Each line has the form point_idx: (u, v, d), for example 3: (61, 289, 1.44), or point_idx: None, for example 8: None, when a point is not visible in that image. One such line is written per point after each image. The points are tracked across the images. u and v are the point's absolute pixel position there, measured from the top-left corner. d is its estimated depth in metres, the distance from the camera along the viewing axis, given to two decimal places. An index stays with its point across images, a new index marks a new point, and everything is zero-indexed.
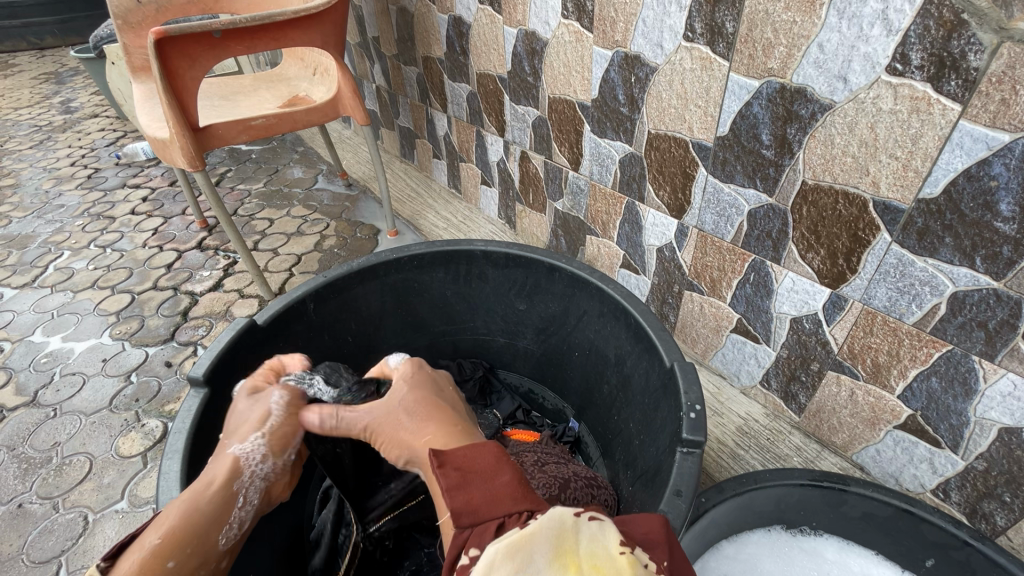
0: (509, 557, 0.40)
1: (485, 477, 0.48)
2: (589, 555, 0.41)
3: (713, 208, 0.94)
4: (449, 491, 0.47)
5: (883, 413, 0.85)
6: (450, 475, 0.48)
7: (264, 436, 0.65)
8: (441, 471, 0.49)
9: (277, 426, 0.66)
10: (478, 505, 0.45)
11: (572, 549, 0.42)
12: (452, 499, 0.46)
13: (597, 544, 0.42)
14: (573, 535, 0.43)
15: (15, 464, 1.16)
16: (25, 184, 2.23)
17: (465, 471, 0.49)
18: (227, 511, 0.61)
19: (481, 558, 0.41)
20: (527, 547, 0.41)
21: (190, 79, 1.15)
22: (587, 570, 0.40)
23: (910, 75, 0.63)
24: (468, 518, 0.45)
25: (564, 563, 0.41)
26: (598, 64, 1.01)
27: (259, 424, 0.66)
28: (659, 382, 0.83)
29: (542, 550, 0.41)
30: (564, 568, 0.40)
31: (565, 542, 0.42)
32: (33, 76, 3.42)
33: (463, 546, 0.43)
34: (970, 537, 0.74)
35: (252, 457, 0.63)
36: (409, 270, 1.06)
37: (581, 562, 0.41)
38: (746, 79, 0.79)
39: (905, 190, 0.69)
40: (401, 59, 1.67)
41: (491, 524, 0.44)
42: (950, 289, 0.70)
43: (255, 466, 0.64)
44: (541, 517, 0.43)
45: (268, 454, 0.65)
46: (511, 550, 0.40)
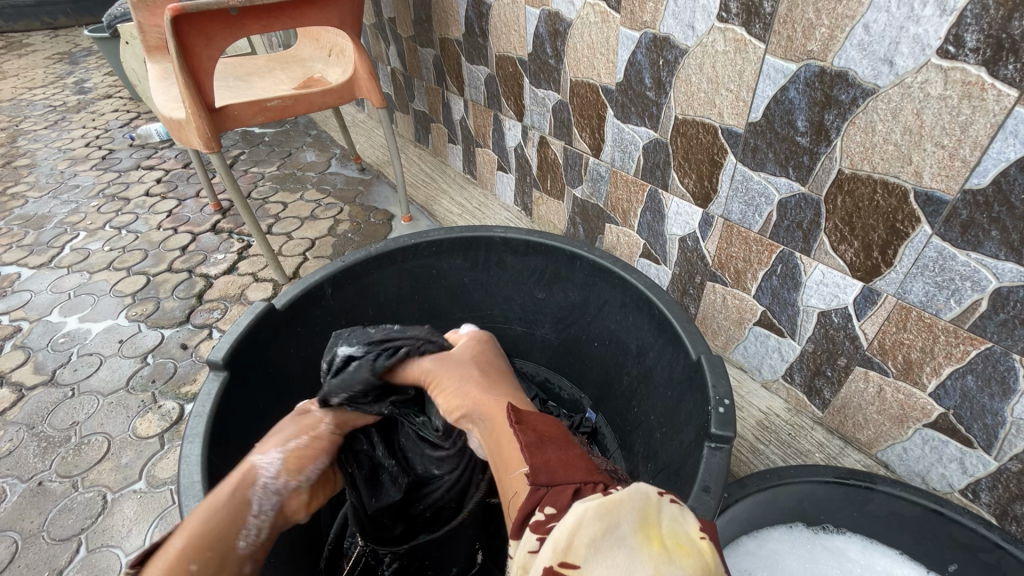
0: (598, 519, 0.40)
1: (559, 445, 0.52)
2: (671, 534, 0.41)
3: (742, 197, 0.91)
4: (529, 448, 0.51)
5: (913, 411, 0.83)
6: (530, 433, 0.53)
7: (283, 453, 0.67)
8: (521, 429, 0.54)
9: (299, 447, 0.68)
10: (554, 469, 0.48)
11: (655, 524, 0.41)
12: (531, 458, 0.50)
13: (678, 526, 0.42)
14: (657, 511, 0.42)
15: (36, 442, 1.17)
16: (41, 164, 2.23)
17: (542, 434, 0.53)
18: (246, 515, 0.61)
19: (570, 515, 0.41)
20: (615, 513, 0.40)
21: (207, 57, 1.13)
22: (673, 547, 0.40)
23: (964, 58, 0.60)
24: (546, 478, 0.48)
25: (649, 537, 0.40)
26: (625, 46, 0.98)
27: (282, 442, 0.68)
28: (684, 374, 0.81)
29: (629, 517, 0.41)
30: (649, 542, 0.40)
31: (649, 518, 0.42)
32: (47, 56, 3.41)
33: (539, 503, 0.46)
34: (1002, 540, 0.72)
35: (269, 469, 0.65)
36: (427, 256, 1.05)
37: (664, 538, 0.41)
38: (784, 61, 0.76)
39: (950, 180, 0.66)
40: (417, 41, 1.64)
41: (568, 489, 0.46)
42: (994, 285, 0.67)
43: (268, 478, 0.64)
44: (630, 487, 0.42)
45: (287, 467, 0.66)
46: (602, 513, 0.40)
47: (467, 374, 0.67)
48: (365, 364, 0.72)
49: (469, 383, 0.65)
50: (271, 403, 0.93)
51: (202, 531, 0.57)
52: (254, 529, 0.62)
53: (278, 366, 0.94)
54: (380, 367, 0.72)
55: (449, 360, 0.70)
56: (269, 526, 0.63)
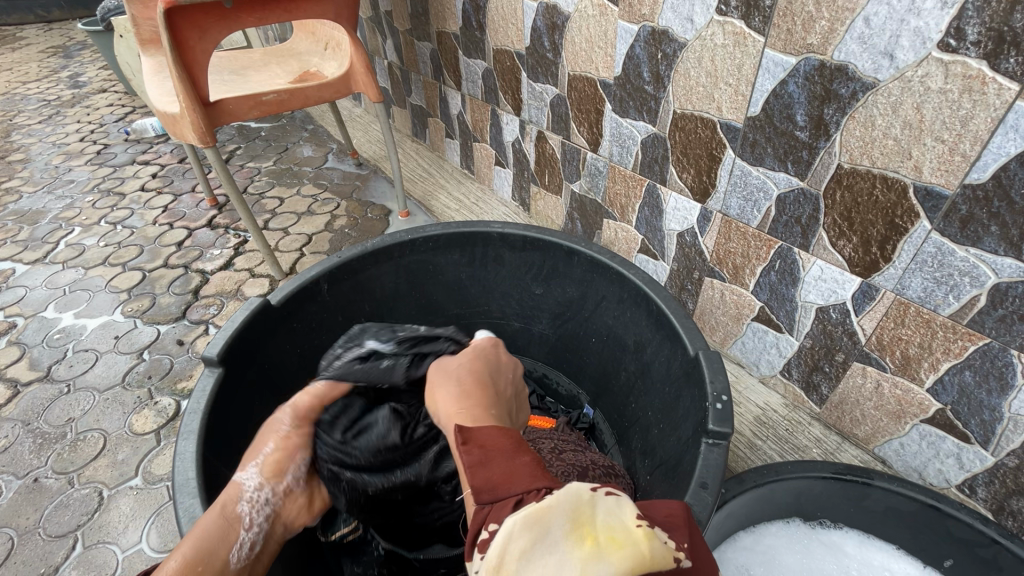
0: (527, 529, 0.40)
1: (505, 455, 0.48)
2: (606, 528, 0.41)
3: (740, 191, 0.91)
4: (472, 467, 0.46)
5: (911, 406, 0.83)
6: (473, 453, 0.48)
7: (258, 464, 0.67)
8: (464, 449, 0.48)
9: (271, 456, 0.68)
10: (498, 483, 0.45)
11: (589, 522, 0.41)
12: (474, 478, 0.46)
13: (613, 518, 0.41)
14: (590, 508, 0.42)
15: (31, 439, 1.17)
16: (35, 159, 2.21)
17: (490, 447, 0.49)
18: (236, 531, 0.61)
19: (501, 531, 0.40)
20: (544, 520, 0.40)
21: (201, 50, 1.12)
22: (605, 543, 0.39)
23: (964, 51, 0.59)
24: (489, 496, 0.44)
25: (581, 536, 0.40)
26: (623, 39, 0.97)
27: (253, 457, 0.68)
28: (682, 370, 0.81)
29: (560, 521, 0.40)
30: (580, 542, 0.40)
31: (583, 515, 0.41)
32: (40, 50, 3.38)
33: (484, 522, 0.43)
34: (999, 535, 0.72)
35: (249, 482, 0.65)
36: (424, 251, 1.04)
37: (598, 534, 0.40)
38: (783, 55, 0.75)
39: (950, 175, 0.66)
40: (414, 34, 1.63)
41: (510, 500, 0.43)
42: (992, 281, 0.67)
43: (253, 492, 0.65)
44: (558, 490, 0.42)
45: (263, 478, 0.66)
46: (528, 523, 0.40)
47: (447, 383, 0.63)
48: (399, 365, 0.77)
49: (442, 392, 0.61)
50: (267, 399, 0.93)
51: (189, 550, 0.56)
52: (247, 541, 0.61)
53: (274, 363, 0.94)
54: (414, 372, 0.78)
55: (438, 369, 0.67)
56: (261, 536, 0.64)
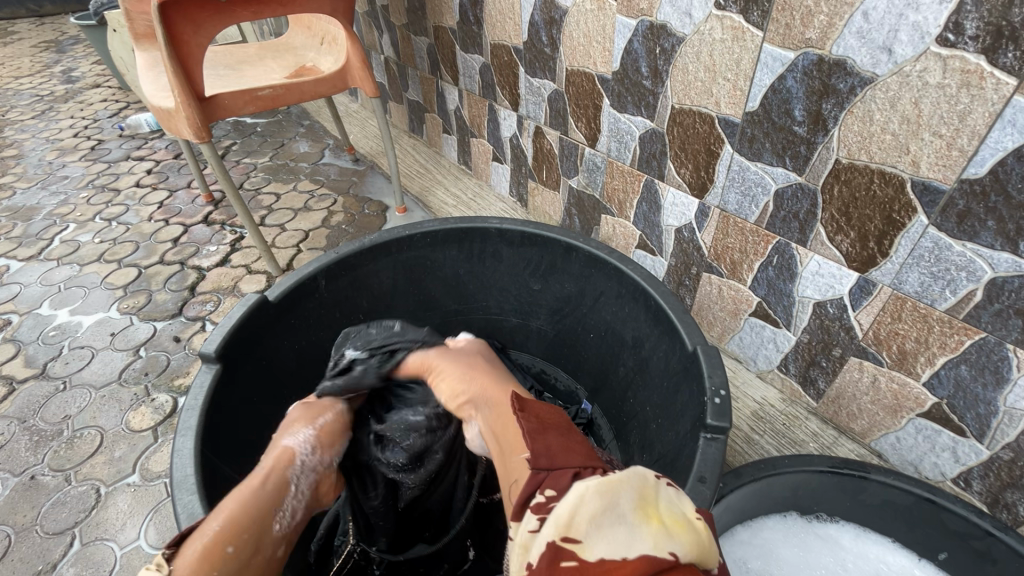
0: (598, 496, 0.40)
1: (559, 431, 0.51)
2: (669, 512, 0.41)
3: (738, 187, 0.91)
4: (529, 434, 0.49)
5: (907, 400, 0.83)
6: (531, 419, 0.52)
7: (314, 430, 0.70)
8: (522, 415, 0.53)
9: (325, 426, 0.72)
10: (555, 453, 0.47)
11: (654, 504, 0.41)
12: (533, 443, 0.48)
13: (675, 507, 0.42)
14: (654, 493, 0.43)
15: (27, 436, 1.16)
16: (28, 155, 2.19)
17: (543, 421, 0.52)
18: (283, 494, 0.63)
19: (571, 494, 0.41)
20: (615, 491, 0.41)
21: (196, 45, 1.11)
22: (670, 524, 0.40)
23: (963, 46, 0.59)
24: (546, 462, 0.46)
25: (648, 514, 0.40)
26: (621, 34, 0.97)
27: (309, 421, 0.71)
28: (680, 365, 0.81)
29: (627, 497, 0.41)
30: (649, 518, 0.40)
31: (647, 498, 0.42)
32: (32, 44, 3.35)
33: (539, 486, 0.44)
34: (993, 527, 0.73)
35: (305, 448, 0.68)
36: (422, 247, 1.04)
37: (663, 516, 0.40)
38: (781, 50, 0.75)
39: (948, 170, 0.66)
40: (411, 29, 1.62)
41: (567, 471, 0.45)
42: (989, 275, 0.67)
43: (305, 456, 0.67)
44: (626, 470, 0.43)
45: (317, 447, 0.69)
46: (601, 490, 0.40)
47: (475, 368, 0.68)
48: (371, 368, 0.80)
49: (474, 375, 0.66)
50: (265, 395, 0.93)
51: (247, 510, 0.58)
52: (290, 510, 0.63)
53: (272, 359, 0.94)
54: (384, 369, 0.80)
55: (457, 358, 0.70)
56: (303, 505, 0.65)
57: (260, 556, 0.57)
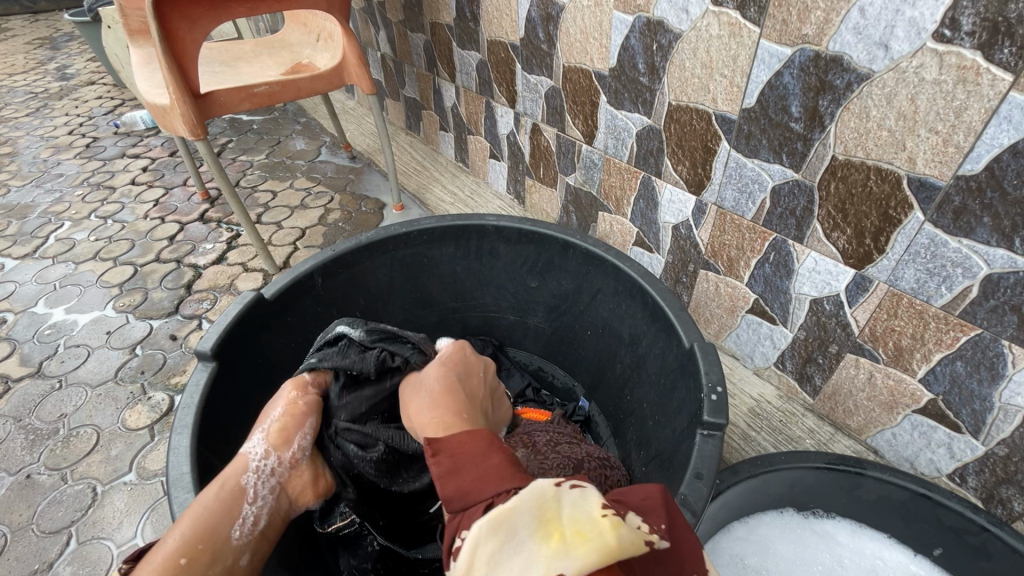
0: (492, 534, 0.40)
1: (476, 457, 0.49)
2: (571, 522, 0.40)
3: (735, 184, 0.91)
4: (442, 476, 0.48)
5: (903, 397, 0.83)
6: (443, 461, 0.50)
7: (266, 432, 0.70)
8: (435, 458, 0.51)
9: (279, 424, 0.71)
10: (468, 490, 0.46)
11: (554, 518, 0.40)
12: (444, 486, 0.47)
13: (579, 511, 0.41)
14: (555, 506, 0.41)
15: (23, 435, 1.16)
16: (23, 153, 2.18)
17: (459, 455, 0.50)
18: (240, 502, 0.63)
19: (467, 538, 0.41)
20: (506, 524, 0.40)
21: (190, 41, 1.10)
22: (569, 537, 0.39)
23: (959, 41, 0.59)
24: (461, 503, 0.46)
25: (547, 533, 0.39)
26: (618, 30, 0.97)
27: (262, 424, 0.71)
28: (676, 362, 0.81)
29: (522, 524, 0.40)
30: (546, 538, 0.39)
31: (548, 513, 0.41)
32: (26, 41, 3.33)
33: (457, 530, 0.44)
34: (988, 522, 0.73)
35: (256, 452, 0.68)
36: (419, 245, 1.04)
37: (563, 530, 0.39)
38: (778, 46, 0.75)
39: (944, 166, 0.66)
40: (408, 26, 1.61)
41: (480, 505, 0.44)
42: (984, 271, 0.68)
43: (259, 460, 0.67)
44: (520, 492, 0.42)
45: (271, 448, 0.69)
46: (493, 529, 0.40)
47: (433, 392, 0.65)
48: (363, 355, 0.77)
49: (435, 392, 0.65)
50: (262, 394, 0.93)
51: (196, 525, 0.58)
52: (252, 516, 0.63)
53: (268, 357, 0.93)
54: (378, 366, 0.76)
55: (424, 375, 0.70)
56: (266, 511, 0.65)
57: (219, 567, 0.58)
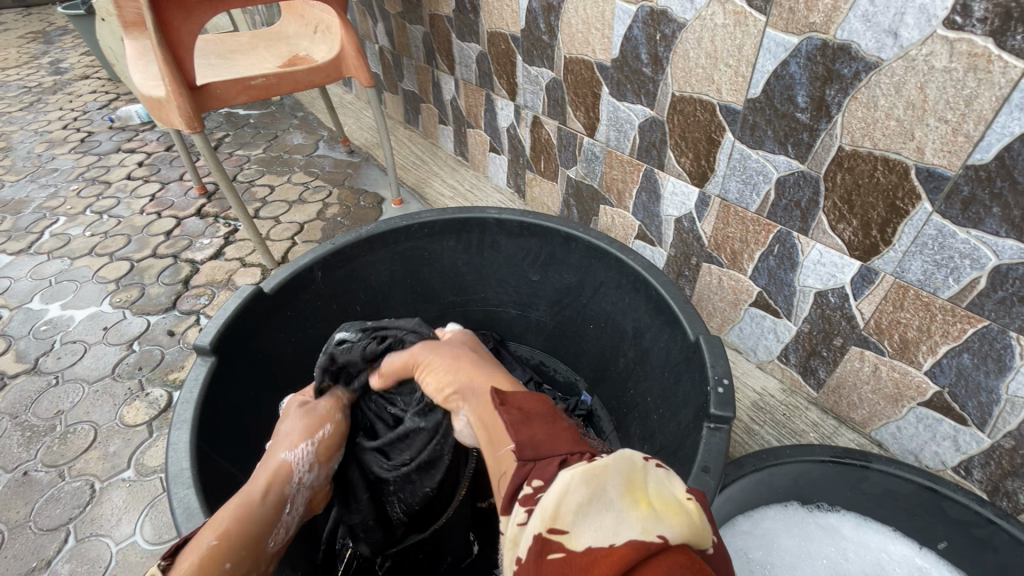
0: (585, 484, 0.38)
1: (545, 419, 0.48)
2: (658, 495, 0.39)
3: (739, 175, 0.90)
4: (512, 425, 0.46)
5: (908, 389, 0.83)
6: (512, 411, 0.48)
7: (313, 445, 0.67)
8: (504, 408, 0.48)
9: (325, 441, 0.68)
10: (540, 442, 0.45)
11: (641, 487, 0.39)
12: (517, 433, 0.45)
13: (664, 489, 0.40)
14: (642, 476, 0.40)
15: (19, 432, 1.15)
16: (17, 148, 2.16)
17: (526, 411, 0.48)
18: (278, 513, 0.62)
19: (555, 484, 0.38)
20: (600, 478, 0.38)
21: (186, 33, 1.08)
22: (660, 508, 0.37)
23: (970, 28, 0.58)
24: (533, 452, 0.44)
25: (636, 499, 0.38)
26: (620, 20, 0.95)
27: (310, 433, 0.68)
28: (682, 355, 0.80)
29: (613, 482, 0.39)
30: (636, 503, 0.37)
31: (635, 481, 0.40)
32: (19, 35, 3.29)
33: (527, 477, 0.42)
34: (994, 515, 0.73)
35: (303, 464, 0.65)
36: (419, 238, 1.03)
37: (651, 499, 0.38)
38: (784, 35, 0.74)
39: (953, 156, 0.65)
40: (406, 18, 1.59)
41: (554, 459, 0.43)
42: (993, 263, 0.67)
43: (303, 471, 0.65)
44: (612, 453, 0.41)
45: (316, 463, 0.67)
46: (587, 478, 0.38)
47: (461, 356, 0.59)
48: (358, 348, 0.74)
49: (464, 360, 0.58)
50: (263, 389, 0.91)
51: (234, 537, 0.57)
52: (284, 526, 0.63)
53: (268, 352, 0.92)
54: (371, 352, 0.73)
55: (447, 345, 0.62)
56: (296, 521, 0.65)
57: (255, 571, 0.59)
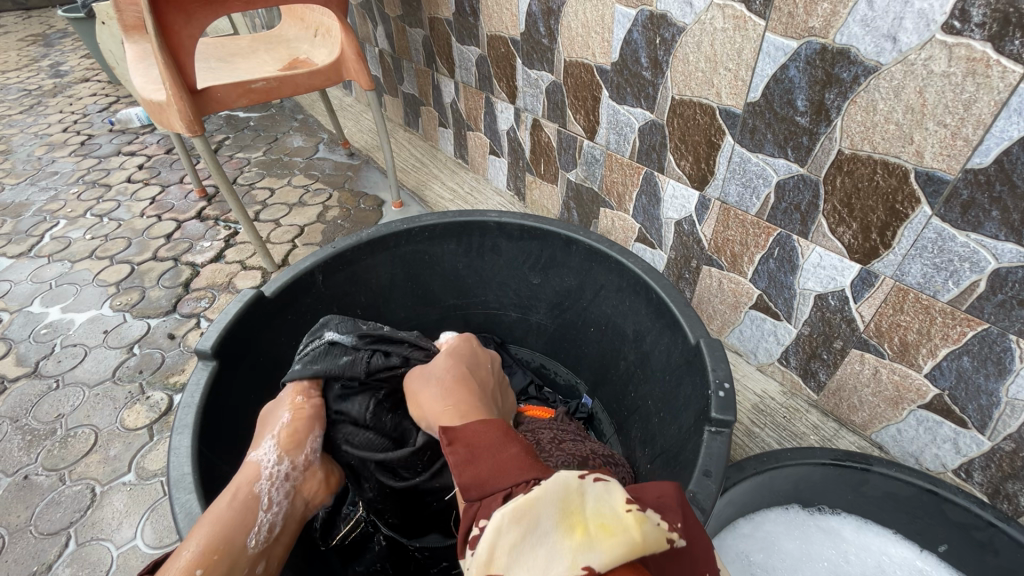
0: (515, 523, 0.38)
1: (493, 450, 0.48)
2: (596, 516, 0.38)
3: (739, 178, 0.90)
4: (459, 465, 0.47)
5: (908, 392, 0.83)
6: (459, 452, 0.49)
7: (275, 438, 0.68)
8: (451, 449, 0.50)
9: (287, 429, 0.69)
10: (485, 479, 0.45)
11: (579, 511, 0.39)
12: (462, 475, 0.46)
13: (604, 506, 0.39)
14: (580, 499, 0.40)
15: (19, 435, 1.15)
16: (17, 151, 2.16)
17: (473, 445, 0.49)
18: (255, 509, 0.62)
19: (488, 527, 0.39)
20: (531, 514, 0.38)
21: (187, 37, 1.09)
22: (595, 531, 0.37)
23: (969, 33, 0.59)
24: (478, 493, 0.44)
25: (571, 526, 0.38)
26: (620, 24, 0.96)
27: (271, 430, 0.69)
28: (682, 359, 0.80)
29: (547, 514, 0.39)
30: (570, 532, 0.37)
31: (572, 506, 0.39)
32: (19, 38, 3.29)
33: (475, 519, 0.42)
34: (995, 518, 0.73)
35: (268, 458, 0.66)
36: (420, 241, 1.03)
37: (588, 523, 0.38)
38: (784, 39, 0.74)
39: (952, 160, 0.65)
40: (406, 21, 1.60)
41: (498, 495, 0.43)
42: (993, 266, 0.67)
43: (272, 465, 0.66)
44: (545, 482, 0.40)
45: (283, 453, 0.67)
46: (516, 517, 0.38)
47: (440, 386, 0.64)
48: (360, 360, 0.77)
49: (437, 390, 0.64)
50: (264, 393, 0.92)
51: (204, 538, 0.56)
52: (268, 522, 0.62)
53: (269, 356, 0.92)
54: (375, 365, 0.77)
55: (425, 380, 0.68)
56: (281, 516, 0.64)
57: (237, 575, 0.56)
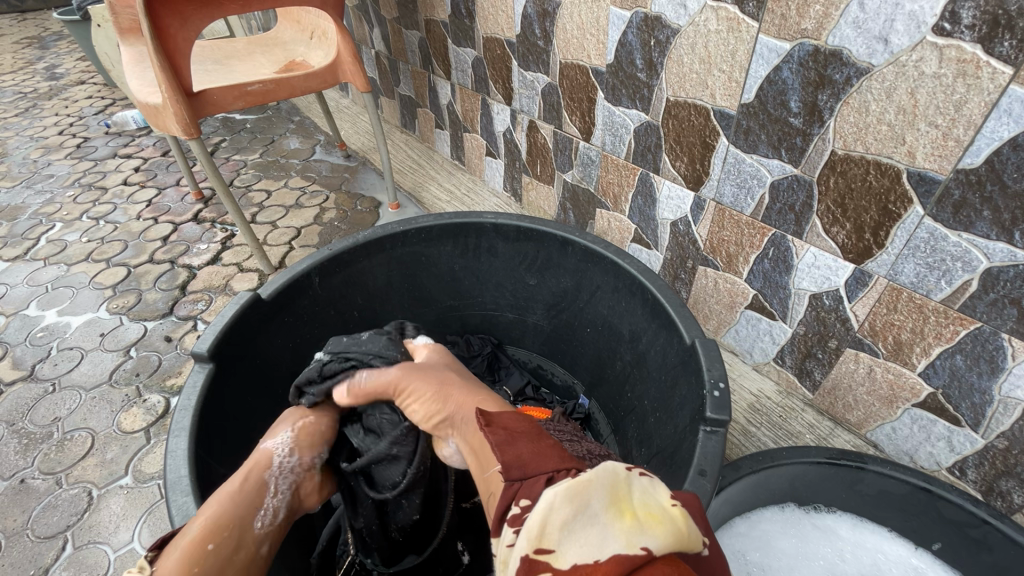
0: (568, 501, 0.38)
1: (531, 437, 0.48)
2: (642, 505, 0.39)
3: (733, 179, 0.91)
4: (499, 446, 0.47)
5: (902, 391, 0.84)
6: (500, 432, 0.49)
7: (291, 434, 0.73)
8: (489, 430, 0.50)
9: (302, 429, 0.74)
10: (527, 460, 0.45)
11: (627, 498, 0.39)
12: (502, 454, 0.46)
13: (649, 497, 0.40)
14: (626, 487, 0.40)
15: (16, 439, 1.14)
16: (13, 153, 2.15)
17: (512, 431, 0.50)
18: (262, 496, 0.67)
19: (539, 503, 0.39)
20: (584, 493, 0.38)
21: (182, 40, 1.09)
22: (644, 518, 0.38)
23: (959, 35, 0.59)
24: (519, 472, 0.44)
25: (621, 511, 0.38)
26: (615, 26, 0.96)
27: (287, 427, 0.74)
28: (678, 360, 0.81)
29: (598, 496, 0.39)
30: (620, 516, 0.38)
31: (620, 493, 0.39)
32: (15, 41, 3.28)
33: (514, 497, 0.42)
34: (988, 515, 0.73)
35: (281, 449, 0.71)
36: (416, 243, 1.03)
37: (636, 510, 0.38)
38: (777, 41, 0.75)
39: (943, 160, 0.66)
40: (402, 23, 1.60)
41: (540, 477, 0.43)
42: (984, 265, 0.68)
43: (283, 458, 0.71)
44: (596, 467, 0.40)
45: (295, 449, 0.72)
46: (571, 496, 0.38)
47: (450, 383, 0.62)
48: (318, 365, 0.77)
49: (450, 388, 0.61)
50: (262, 395, 0.92)
51: (219, 516, 0.60)
52: (272, 509, 0.67)
53: (265, 358, 0.92)
54: (329, 370, 0.76)
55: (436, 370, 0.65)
56: (282, 506, 0.68)
57: (242, 552, 0.60)
